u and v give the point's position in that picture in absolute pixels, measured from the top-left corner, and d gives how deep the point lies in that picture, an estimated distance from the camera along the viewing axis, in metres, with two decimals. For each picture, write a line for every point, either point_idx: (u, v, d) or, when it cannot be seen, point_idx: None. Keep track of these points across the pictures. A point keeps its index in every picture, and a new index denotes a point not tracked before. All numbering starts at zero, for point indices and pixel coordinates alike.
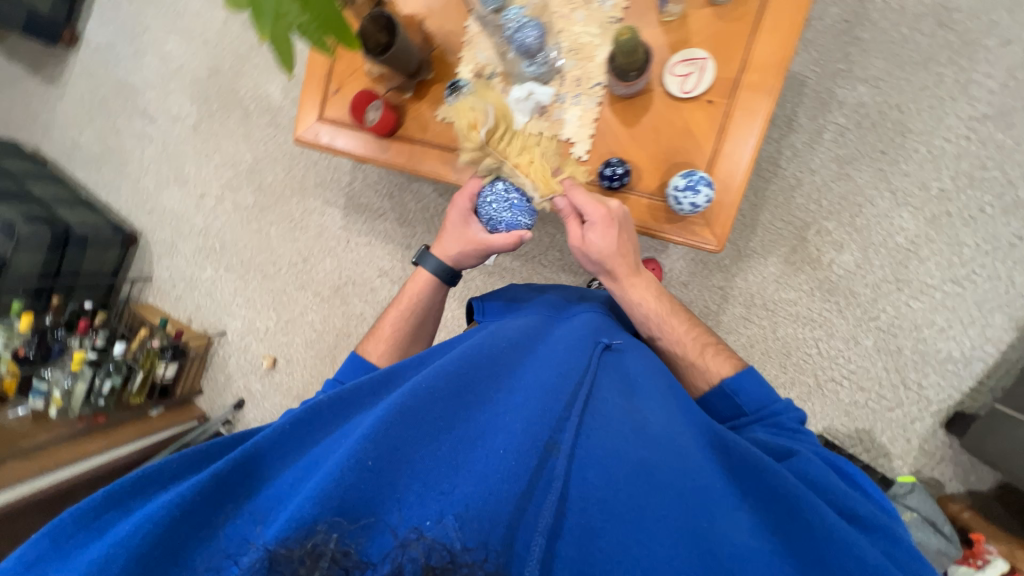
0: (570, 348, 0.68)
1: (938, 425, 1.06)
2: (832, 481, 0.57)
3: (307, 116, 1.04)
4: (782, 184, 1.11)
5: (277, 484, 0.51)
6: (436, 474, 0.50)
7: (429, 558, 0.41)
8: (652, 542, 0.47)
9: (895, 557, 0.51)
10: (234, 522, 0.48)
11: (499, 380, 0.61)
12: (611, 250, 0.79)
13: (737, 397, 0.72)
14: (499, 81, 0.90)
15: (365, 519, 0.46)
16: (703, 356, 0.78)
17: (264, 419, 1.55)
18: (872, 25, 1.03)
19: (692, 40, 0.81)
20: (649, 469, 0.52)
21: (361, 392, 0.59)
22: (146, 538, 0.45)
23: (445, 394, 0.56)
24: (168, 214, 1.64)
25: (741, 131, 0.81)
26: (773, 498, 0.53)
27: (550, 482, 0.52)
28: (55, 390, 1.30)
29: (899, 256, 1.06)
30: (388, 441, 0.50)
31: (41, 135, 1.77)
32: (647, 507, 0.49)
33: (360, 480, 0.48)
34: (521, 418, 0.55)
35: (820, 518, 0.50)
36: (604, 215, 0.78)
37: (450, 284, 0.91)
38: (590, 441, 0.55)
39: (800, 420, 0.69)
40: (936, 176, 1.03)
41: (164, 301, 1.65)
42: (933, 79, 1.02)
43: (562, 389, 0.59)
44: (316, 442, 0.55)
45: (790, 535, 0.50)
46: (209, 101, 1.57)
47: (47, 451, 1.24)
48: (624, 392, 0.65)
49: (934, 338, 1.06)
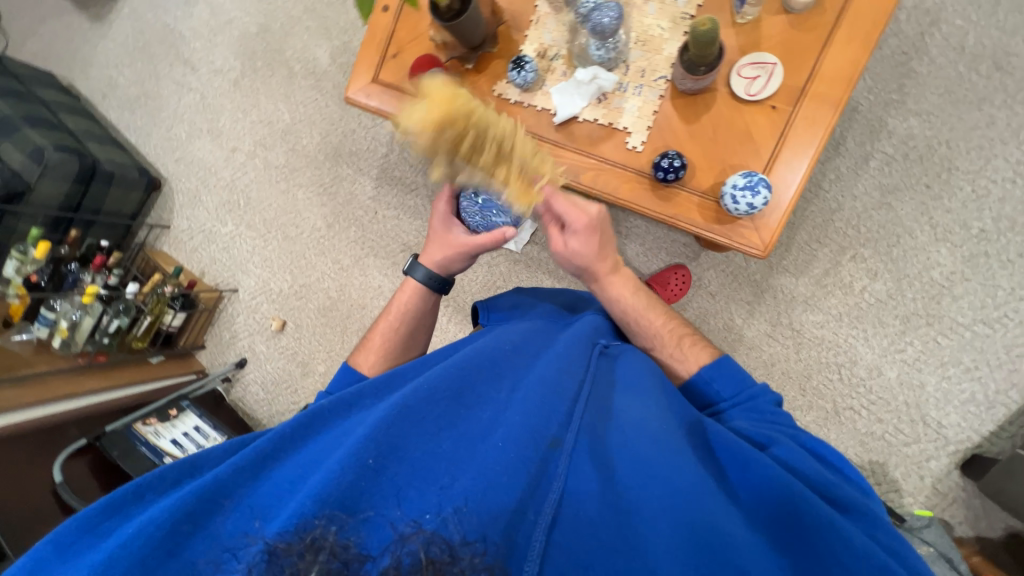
0: (568, 346, 0.69)
1: (953, 465, 1.05)
2: (812, 468, 0.55)
3: (359, 76, 1.02)
4: (822, 206, 1.12)
5: (279, 479, 0.53)
6: (438, 468, 0.52)
7: (427, 548, 0.40)
8: (648, 534, 0.49)
9: (880, 541, 0.49)
10: (234, 518, 0.50)
11: (500, 381, 0.63)
12: (592, 254, 0.82)
13: (714, 384, 0.70)
14: (562, 62, 0.91)
15: (366, 510, 0.47)
16: (679, 347, 0.76)
17: (265, 382, 1.52)
18: (929, 61, 1.05)
19: (762, 45, 0.82)
20: (639, 461, 0.54)
21: (363, 394, 0.63)
22: (151, 539, 0.47)
23: (445, 394, 0.58)
24: (196, 165, 1.63)
25: (801, 139, 0.81)
26: (761, 489, 0.53)
27: (549, 478, 0.53)
28: (63, 320, 1.27)
29: (932, 291, 1.06)
30: (390, 439, 0.53)
31: (78, 72, 1.75)
32: (639, 502, 0.51)
33: (361, 479, 0.49)
34: (520, 413, 0.57)
35: (806, 508, 0.49)
36: (585, 223, 0.80)
37: (441, 291, 0.91)
38: (589, 440, 0.57)
39: (776, 402, 0.67)
40: (978, 216, 1.04)
41: (179, 251, 1.62)
42: (984, 120, 1.03)
43: (557, 392, 0.60)
44: (319, 440, 0.58)
45: (781, 530, 0.50)
46: (254, 57, 1.57)
47: (43, 382, 1.21)
48: (617, 388, 0.65)
49: (959, 378, 1.05)
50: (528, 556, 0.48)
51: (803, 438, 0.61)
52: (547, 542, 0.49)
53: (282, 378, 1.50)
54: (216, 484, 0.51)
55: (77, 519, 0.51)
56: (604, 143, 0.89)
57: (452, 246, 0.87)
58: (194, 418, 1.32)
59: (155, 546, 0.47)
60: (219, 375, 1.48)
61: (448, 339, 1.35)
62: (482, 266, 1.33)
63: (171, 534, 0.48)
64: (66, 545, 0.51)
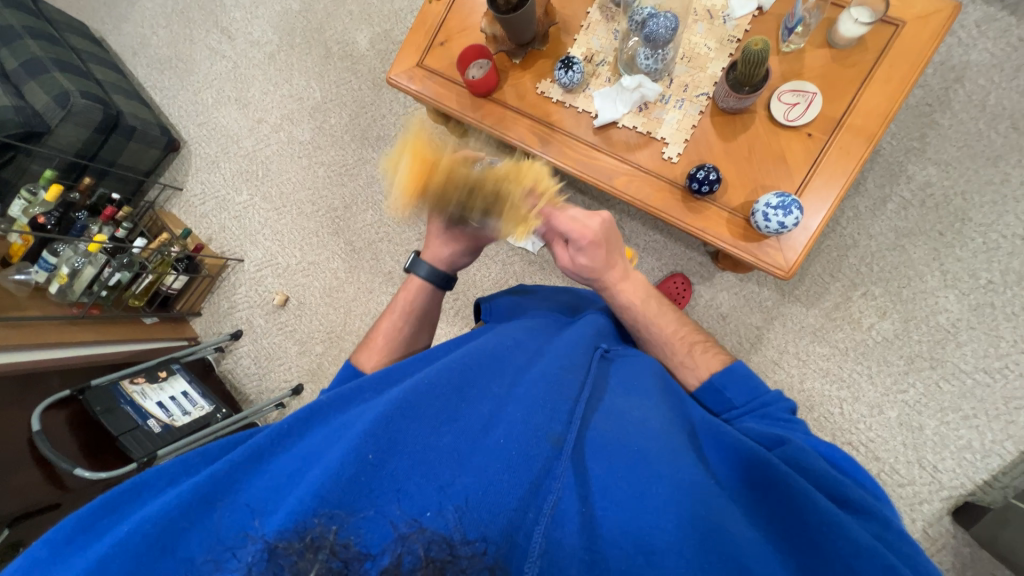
0: (574, 343, 0.61)
1: (945, 511, 1.05)
2: (818, 466, 0.49)
3: (404, 60, 1.03)
4: (838, 241, 1.15)
5: (275, 474, 0.44)
6: (438, 463, 0.43)
7: (428, 547, 0.34)
8: (655, 529, 0.41)
9: (889, 541, 0.43)
10: (229, 513, 0.41)
11: (502, 376, 0.54)
12: (601, 267, 0.74)
13: (726, 391, 0.64)
14: (608, 69, 0.93)
15: (366, 509, 0.39)
16: (690, 355, 0.70)
17: (258, 356, 1.48)
18: (951, 114, 1.10)
19: (804, 74, 0.85)
20: (642, 455, 0.46)
21: (364, 389, 0.53)
22: (140, 543, 0.39)
23: (446, 388, 0.49)
24: (219, 131, 1.62)
25: (833, 167, 0.83)
26: (768, 488, 0.47)
27: (552, 478, 0.44)
28: (64, 266, 1.23)
29: (937, 335, 1.09)
30: (389, 433, 0.44)
31: (112, 27, 1.75)
32: (652, 498, 0.43)
33: (361, 474, 0.41)
34: (523, 409, 0.48)
35: (812, 501, 0.43)
36: (591, 237, 0.72)
37: (444, 289, 0.83)
38: (592, 435, 0.48)
39: (789, 410, 0.61)
40: (986, 267, 1.07)
41: (189, 215, 1.60)
42: (999, 177, 1.08)
43: (565, 383, 0.52)
44: (316, 434, 0.49)
45: (796, 537, 0.43)
46: (293, 34, 1.58)
47: (33, 326, 1.17)
48: (618, 387, 0.57)
49: (957, 423, 1.07)
50: (528, 556, 0.40)
51: (811, 444, 0.55)
52: (547, 540, 0.41)
53: (276, 354, 1.47)
54: (205, 485, 0.42)
55: (68, 523, 0.43)
56: (640, 151, 0.91)
57: (460, 240, 0.77)
58: (183, 384, 1.27)
59: (146, 549, 0.39)
60: (212, 345, 1.43)
61: (454, 332, 1.33)
62: (496, 263, 1.33)
63: (158, 534, 0.40)
64: (59, 548, 0.43)
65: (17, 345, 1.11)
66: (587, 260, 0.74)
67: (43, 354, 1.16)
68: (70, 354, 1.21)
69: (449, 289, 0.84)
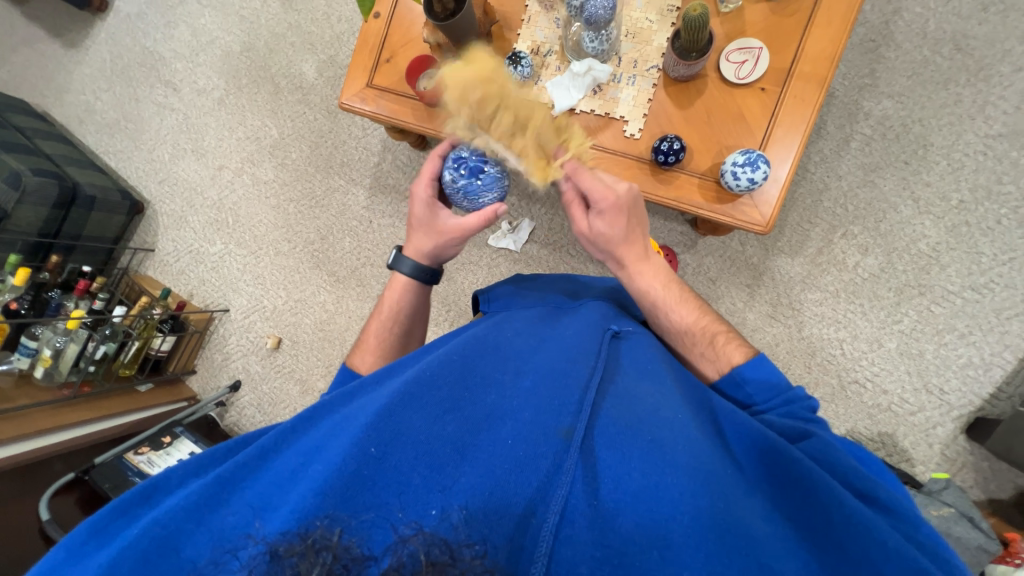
0: (579, 330, 0.61)
1: (959, 430, 1.07)
2: (847, 462, 0.49)
3: (354, 83, 1.02)
4: (810, 187, 1.17)
5: (275, 471, 0.42)
6: (442, 457, 0.42)
7: (428, 550, 0.33)
8: (669, 521, 0.40)
9: (919, 542, 0.44)
10: (233, 512, 0.39)
11: (506, 362, 0.53)
12: (619, 237, 0.72)
13: (746, 386, 0.62)
14: (556, 58, 0.93)
15: (368, 513, 0.38)
16: (711, 347, 0.67)
17: (261, 403, 1.46)
18: (897, 46, 1.12)
19: (747, 31, 0.86)
20: (656, 444, 0.45)
21: (364, 383, 0.53)
22: (149, 540, 0.38)
23: (449, 376, 0.49)
24: (182, 185, 1.59)
25: (792, 118, 0.84)
26: (791, 484, 0.46)
27: (560, 472, 0.43)
28: (46, 348, 1.21)
29: (921, 262, 1.11)
30: (392, 424, 0.43)
31: (53, 99, 1.71)
32: (664, 490, 0.42)
33: (364, 468, 0.40)
34: (530, 404, 0.47)
35: (839, 500, 0.43)
36: (612, 201, 0.71)
37: (431, 283, 0.81)
38: (603, 422, 0.47)
39: (811, 409, 0.59)
40: (955, 187, 1.09)
41: (166, 274, 1.58)
42: (951, 98, 1.10)
43: (575, 371, 0.51)
44: (315, 429, 0.47)
45: (811, 531, 0.43)
46: (238, 75, 1.55)
47: (25, 414, 1.14)
48: (632, 372, 0.55)
49: (955, 344, 1.09)
50: (535, 556, 0.40)
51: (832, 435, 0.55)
52: (556, 538, 0.41)
53: (279, 398, 1.44)
54: (207, 488, 0.41)
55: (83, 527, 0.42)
56: (602, 132, 0.91)
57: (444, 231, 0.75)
58: (189, 444, 1.22)
59: (151, 549, 0.37)
60: (212, 400, 1.42)
61: None
62: (483, 267, 1.32)
63: (161, 537, 0.38)
64: (75, 549, 0.41)
65: (12, 438, 1.08)
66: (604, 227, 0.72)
67: (38, 442, 1.13)
68: (66, 439, 1.18)
69: (436, 282, 0.83)
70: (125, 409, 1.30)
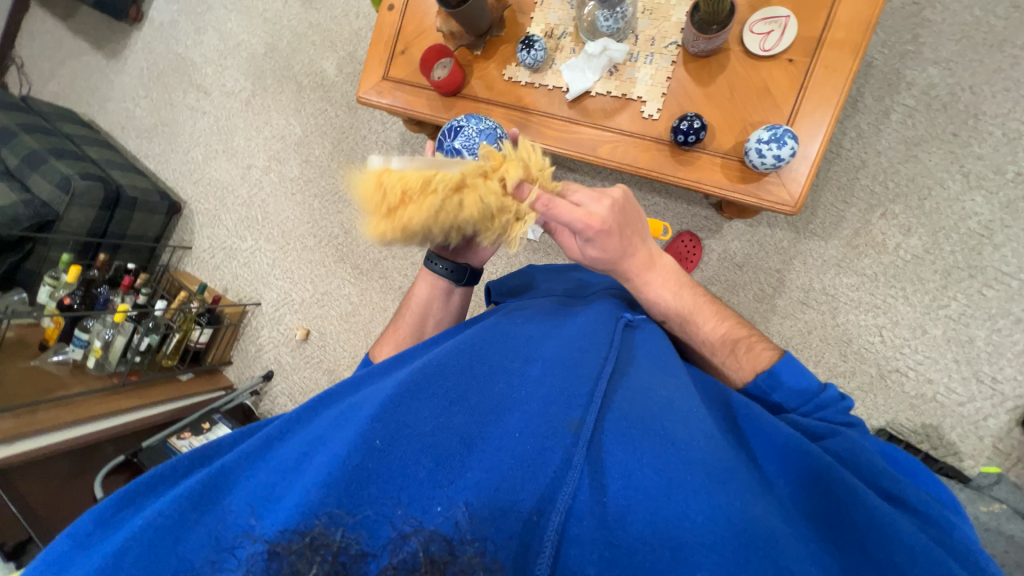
0: (591, 320, 0.60)
1: (1014, 422, 0.99)
2: (872, 461, 0.47)
3: (370, 77, 1.03)
4: (845, 165, 1.10)
5: (281, 463, 0.44)
6: (448, 450, 0.42)
7: (428, 546, 0.32)
8: (682, 522, 0.38)
9: (950, 547, 0.41)
10: (237, 504, 0.40)
11: (513, 352, 0.53)
12: (613, 257, 0.65)
13: (773, 394, 0.59)
14: (570, 40, 0.91)
15: (367, 507, 0.37)
16: (733, 355, 0.65)
17: (293, 393, 1.52)
18: (943, 8, 1.03)
19: (773, 0, 0.82)
20: (669, 438, 0.44)
21: (372, 373, 0.54)
22: (156, 532, 0.39)
23: (455, 368, 0.49)
24: (214, 185, 1.66)
25: (823, 91, 0.79)
26: (813, 483, 0.44)
27: (568, 468, 0.42)
28: (96, 340, 1.30)
29: (971, 242, 1.03)
30: (396, 418, 0.44)
31: (98, 108, 1.82)
32: (679, 486, 0.40)
33: (369, 462, 0.40)
34: (538, 396, 0.47)
35: (861, 500, 0.41)
36: (600, 225, 0.61)
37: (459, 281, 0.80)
38: (613, 414, 0.46)
39: (847, 410, 0.57)
40: (1011, 159, 1.00)
41: (203, 270, 1.66)
42: (1007, 62, 1.00)
43: (584, 363, 0.51)
44: (322, 421, 0.48)
45: (835, 533, 0.41)
46: (263, 76, 1.60)
47: (79, 401, 1.24)
48: (644, 362, 0.55)
49: (1010, 329, 1.00)
50: (539, 556, 0.38)
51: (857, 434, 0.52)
52: (561, 537, 0.39)
53: (309, 387, 1.50)
54: (216, 479, 0.42)
55: (89, 518, 0.43)
56: (619, 115, 0.89)
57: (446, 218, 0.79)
58: (225, 430, 1.29)
59: (155, 543, 0.38)
60: (247, 389, 1.49)
61: None
62: (501, 257, 1.32)
63: (164, 530, 0.38)
64: (83, 540, 0.42)
65: (68, 423, 1.18)
66: (599, 251, 0.64)
67: (91, 426, 1.23)
68: (114, 424, 1.27)
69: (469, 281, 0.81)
70: (172, 396, 1.39)
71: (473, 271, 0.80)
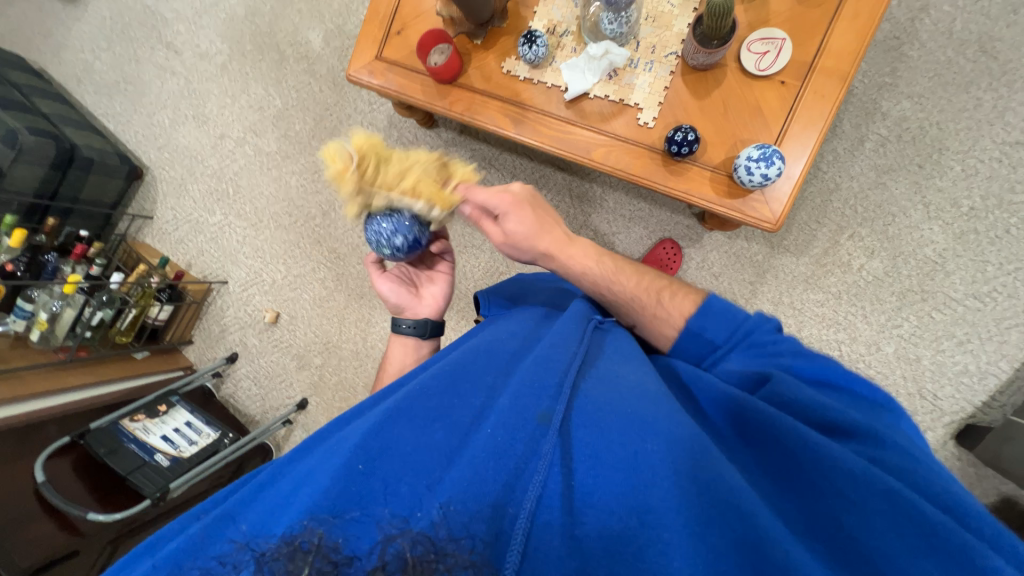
0: (566, 321, 0.62)
1: (949, 436, 1.08)
2: (808, 398, 0.49)
3: (362, 55, 0.99)
4: (820, 186, 1.15)
5: (268, 499, 0.41)
6: (431, 461, 0.41)
7: (413, 548, 0.31)
8: (651, 490, 0.39)
9: (881, 460, 0.43)
10: (221, 542, 0.38)
11: (495, 367, 0.54)
12: (534, 228, 0.70)
13: (705, 333, 0.63)
14: (572, 39, 0.91)
15: (353, 512, 0.37)
16: (661, 305, 0.67)
17: (259, 377, 1.47)
18: (920, 45, 1.09)
19: (770, 21, 0.84)
20: (637, 416, 0.45)
21: (362, 406, 0.52)
22: None
23: (438, 388, 0.49)
24: (181, 152, 1.56)
25: (810, 114, 0.82)
26: (758, 437, 0.46)
27: (537, 457, 0.42)
28: (42, 312, 1.20)
29: (926, 268, 1.10)
30: (380, 440, 0.43)
31: (50, 57, 1.66)
32: (646, 457, 0.41)
33: (352, 484, 0.39)
34: (510, 392, 0.48)
35: (802, 437, 0.43)
36: (511, 199, 0.69)
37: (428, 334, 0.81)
38: (583, 400, 0.47)
39: (773, 329, 0.61)
40: (967, 194, 1.08)
41: (165, 242, 1.56)
42: (972, 103, 1.08)
43: (556, 356, 0.53)
44: (309, 455, 0.46)
45: (782, 477, 0.43)
46: (242, 41, 1.51)
47: (21, 377, 1.15)
48: (612, 353, 0.58)
49: (952, 351, 1.09)
50: (510, 548, 0.37)
51: (791, 365, 0.55)
52: (532, 523, 0.39)
53: (276, 372, 1.45)
54: (196, 538, 0.38)
55: None
56: (616, 119, 0.89)
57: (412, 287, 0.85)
58: (185, 414, 1.25)
59: None
60: (209, 370, 1.42)
61: (452, 327, 1.33)
62: (485, 252, 1.31)
63: None
64: None
65: (7, 400, 1.10)
66: (516, 226, 0.69)
67: (32, 405, 1.15)
68: (57, 404, 1.19)
69: (434, 332, 0.82)
70: (125, 376, 1.32)
71: (437, 323, 0.82)
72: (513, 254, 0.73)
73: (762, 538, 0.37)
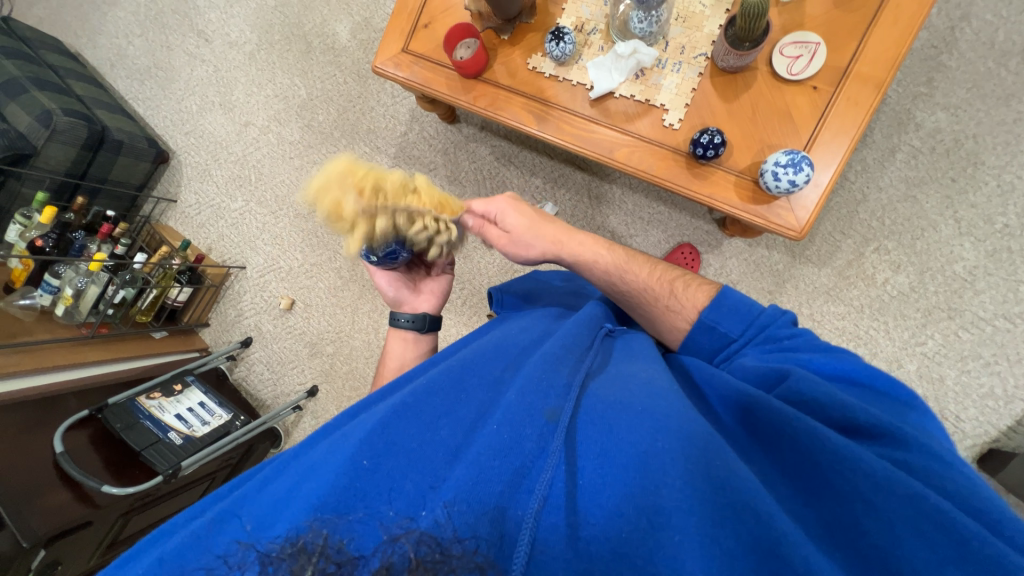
0: (575, 323, 0.62)
1: (970, 459, 1.05)
2: (825, 391, 0.47)
3: (389, 47, 0.99)
4: (847, 197, 1.13)
5: (271, 493, 0.41)
6: (436, 459, 0.41)
7: (417, 549, 0.31)
8: (660, 489, 0.38)
9: (905, 462, 0.41)
10: (224, 536, 0.38)
11: (503, 367, 0.54)
12: (531, 223, 0.74)
13: (719, 327, 0.61)
14: (600, 37, 0.90)
15: (358, 511, 0.36)
16: (674, 296, 0.67)
17: (271, 362, 1.49)
18: (959, 55, 1.06)
19: (805, 25, 0.82)
20: (648, 413, 0.44)
21: (370, 402, 0.53)
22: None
23: (447, 386, 0.49)
24: (207, 137, 1.59)
25: (845, 122, 0.80)
26: (771, 437, 0.44)
27: (544, 455, 0.42)
28: (68, 288, 1.23)
29: (954, 285, 1.07)
30: (386, 436, 0.42)
31: (86, 41, 1.71)
32: (656, 456, 0.40)
33: (356, 481, 0.39)
34: (517, 389, 0.48)
35: (818, 439, 0.41)
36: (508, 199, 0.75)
37: (426, 327, 0.82)
38: (591, 399, 0.47)
39: (790, 324, 0.60)
40: (1002, 211, 1.04)
41: (187, 226, 1.59)
42: (1012, 116, 1.04)
43: (564, 359, 0.53)
44: (314, 450, 0.46)
45: (799, 479, 0.41)
46: (271, 31, 1.53)
47: (43, 349, 1.18)
48: (622, 356, 0.58)
49: (978, 372, 1.05)
50: (515, 551, 0.36)
51: (808, 361, 0.53)
52: (537, 525, 0.38)
53: (288, 358, 1.47)
54: (200, 531, 0.38)
55: None
56: (641, 120, 0.88)
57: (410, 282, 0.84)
58: (198, 394, 1.28)
59: None
60: (223, 354, 1.44)
61: (463, 322, 1.33)
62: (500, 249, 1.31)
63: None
64: None
65: (28, 370, 1.13)
66: (517, 221, 0.74)
67: (51, 377, 1.18)
68: (76, 378, 1.22)
69: (431, 326, 0.82)
70: (142, 354, 1.35)
71: (435, 317, 0.83)
72: (516, 254, 0.75)
73: (779, 540, 0.35)
